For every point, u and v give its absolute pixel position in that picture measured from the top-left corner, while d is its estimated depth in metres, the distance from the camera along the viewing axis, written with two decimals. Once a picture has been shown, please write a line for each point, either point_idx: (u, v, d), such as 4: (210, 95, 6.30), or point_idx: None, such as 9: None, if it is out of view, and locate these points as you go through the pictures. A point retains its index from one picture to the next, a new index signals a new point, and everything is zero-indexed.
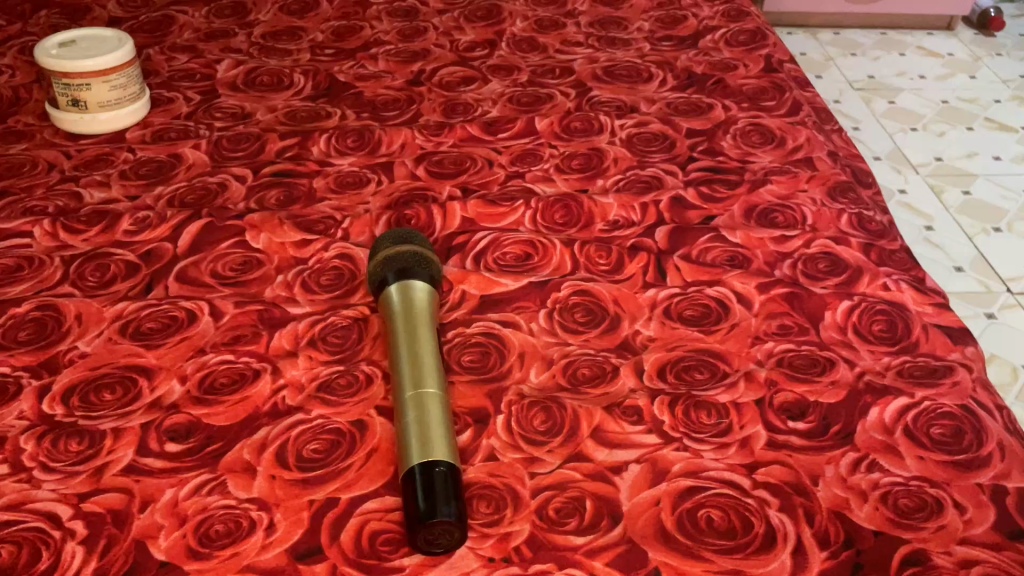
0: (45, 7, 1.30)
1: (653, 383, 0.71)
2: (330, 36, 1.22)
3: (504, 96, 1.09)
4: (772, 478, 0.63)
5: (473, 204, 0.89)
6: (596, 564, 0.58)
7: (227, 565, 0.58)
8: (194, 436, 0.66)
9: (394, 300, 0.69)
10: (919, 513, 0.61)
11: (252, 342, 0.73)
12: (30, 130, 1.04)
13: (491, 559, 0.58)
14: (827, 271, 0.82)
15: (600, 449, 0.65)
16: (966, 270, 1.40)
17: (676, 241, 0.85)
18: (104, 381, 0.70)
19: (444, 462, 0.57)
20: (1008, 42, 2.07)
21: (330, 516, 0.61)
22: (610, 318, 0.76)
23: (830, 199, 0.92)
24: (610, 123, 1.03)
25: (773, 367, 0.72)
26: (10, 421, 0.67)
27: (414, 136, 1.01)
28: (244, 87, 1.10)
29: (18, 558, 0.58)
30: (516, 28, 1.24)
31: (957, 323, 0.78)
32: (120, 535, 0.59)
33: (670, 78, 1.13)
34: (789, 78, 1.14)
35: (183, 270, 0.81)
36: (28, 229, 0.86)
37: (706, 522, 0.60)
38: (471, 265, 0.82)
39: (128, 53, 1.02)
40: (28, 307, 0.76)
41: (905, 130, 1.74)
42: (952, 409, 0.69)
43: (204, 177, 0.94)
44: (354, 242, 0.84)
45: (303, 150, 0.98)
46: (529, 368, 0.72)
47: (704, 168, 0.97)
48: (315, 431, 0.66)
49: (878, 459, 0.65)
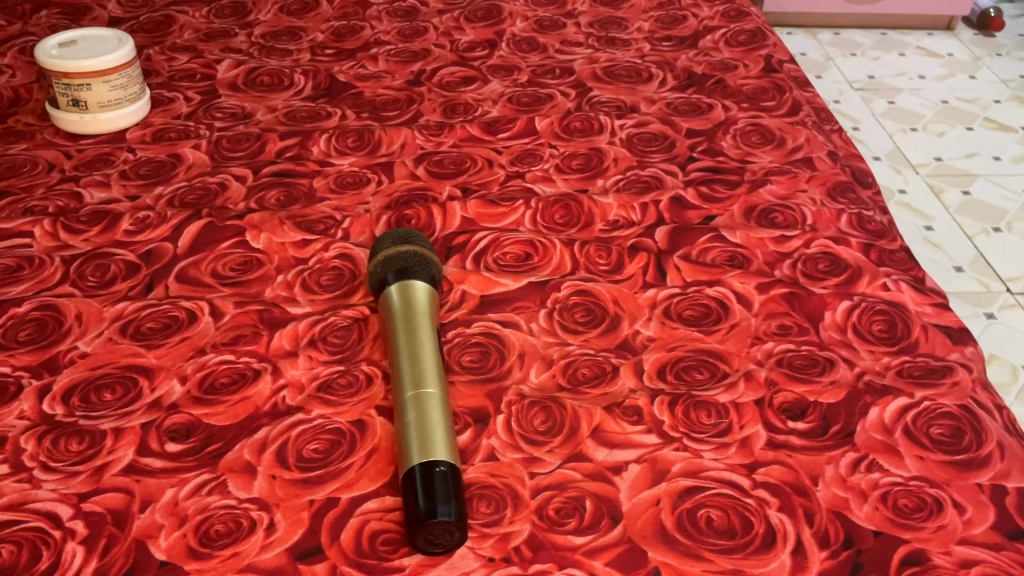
0: (45, 7, 1.30)
1: (653, 383, 0.71)
2: (330, 36, 1.22)
3: (504, 96, 1.09)
4: (771, 477, 0.63)
5: (473, 204, 0.89)
6: (597, 563, 0.58)
7: (227, 565, 0.58)
8: (194, 436, 0.66)
9: (395, 300, 0.69)
10: (918, 513, 0.61)
11: (252, 342, 0.73)
12: (31, 130, 1.04)
13: (491, 559, 0.58)
14: (827, 271, 0.82)
15: (599, 449, 0.65)
16: (965, 270, 1.40)
17: (676, 241, 0.85)
18: (104, 381, 0.70)
19: (444, 462, 0.57)
20: (1008, 42, 2.07)
21: (330, 516, 0.61)
22: (610, 318, 0.76)
23: (830, 199, 0.92)
24: (610, 123, 1.04)
25: (772, 367, 0.72)
26: (10, 421, 0.67)
27: (415, 136, 1.01)
28: (244, 87, 1.10)
29: (18, 558, 0.58)
30: (516, 28, 1.24)
31: (956, 323, 0.78)
32: (121, 534, 0.59)
33: (671, 78, 1.13)
34: (789, 78, 1.14)
35: (183, 270, 0.81)
36: (28, 229, 0.86)
37: (706, 522, 0.60)
38: (472, 265, 0.82)
39: (128, 53, 1.02)
40: (28, 307, 0.77)
41: (905, 130, 1.74)
42: (952, 410, 0.69)
43: (204, 177, 0.94)
44: (354, 242, 0.85)
45: (303, 150, 0.99)
46: (530, 368, 0.72)
47: (704, 168, 0.97)
48: (316, 431, 0.66)
49: (877, 459, 0.65)
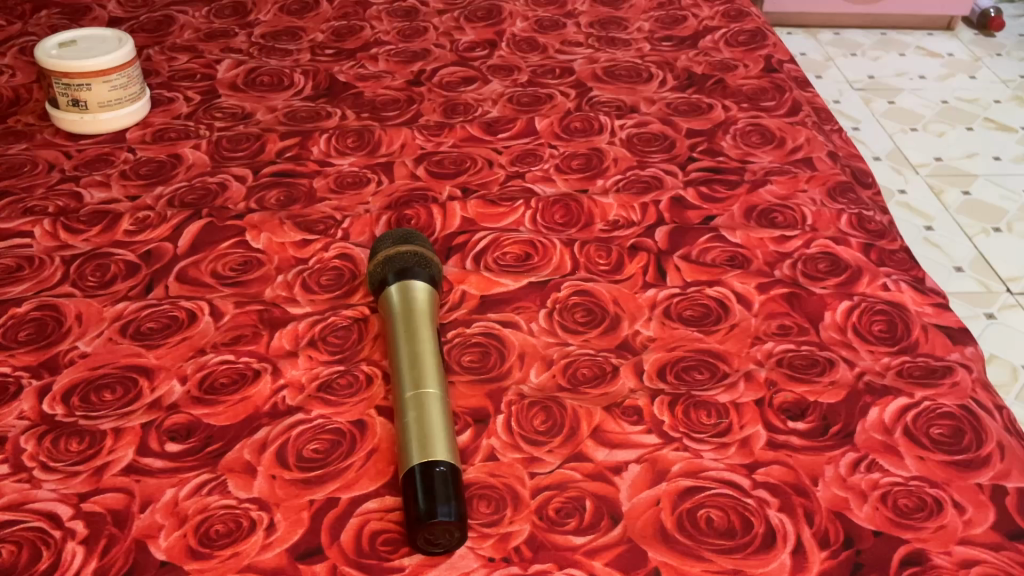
0: (45, 7, 1.30)
1: (653, 383, 0.71)
2: (330, 37, 1.22)
3: (504, 96, 1.09)
4: (772, 478, 0.63)
5: (473, 204, 0.89)
6: (597, 563, 0.58)
7: (227, 565, 0.58)
8: (194, 436, 0.66)
9: (395, 300, 0.69)
10: (918, 513, 0.61)
11: (252, 342, 0.73)
12: (31, 130, 1.04)
13: (491, 559, 0.58)
14: (826, 271, 0.82)
15: (599, 449, 0.65)
16: (965, 270, 1.40)
17: (675, 241, 0.85)
18: (104, 381, 0.70)
19: (444, 462, 0.57)
20: (1007, 42, 2.07)
21: (330, 516, 0.61)
22: (610, 317, 0.77)
23: (830, 199, 0.92)
24: (610, 123, 1.04)
25: (772, 367, 0.72)
26: (10, 421, 0.67)
27: (415, 136, 1.01)
28: (244, 87, 1.10)
29: (18, 559, 0.58)
30: (516, 28, 1.25)
31: (956, 323, 0.78)
32: (121, 534, 0.59)
33: (671, 78, 1.13)
34: (789, 78, 1.14)
35: (183, 270, 0.81)
36: (28, 229, 0.86)
37: (707, 522, 0.60)
38: (472, 265, 0.82)
39: (128, 53, 1.01)
40: (28, 307, 0.77)
41: (905, 130, 1.74)
42: (952, 410, 0.69)
43: (204, 177, 0.94)
44: (354, 242, 0.85)
45: (303, 150, 0.99)
46: (530, 368, 0.72)
47: (704, 168, 0.97)
48: (316, 431, 0.66)
49: (877, 459, 0.65)
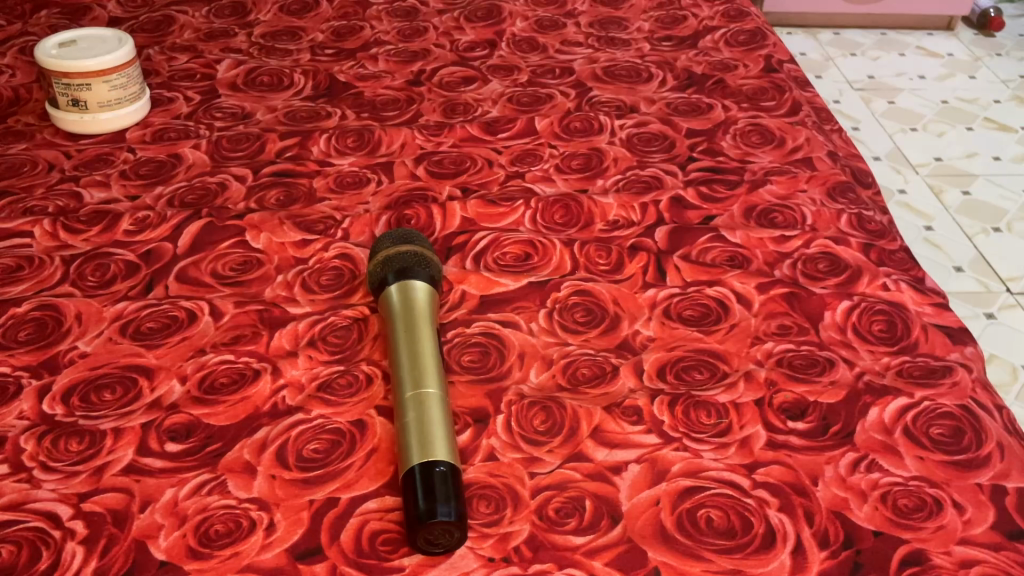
0: (46, 7, 1.30)
1: (653, 383, 0.71)
2: (330, 36, 1.22)
3: (504, 96, 1.09)
4: (772, 478, 0.63)
5: (473, 204, 0.89)
6: (597, 564, 0.58)
7: (226, 565, 0.58)
8: (194, 436, 0.66)
9: (394, 300, 0.69)
10: (918, 513, 0.61)
11: (252, 342, 0.73)
12: (31, 130, 1.04)
13: (491, 559, 0.58)
14: (826, 272, 0.82)
15: (599, 449, 0.65)
16: (965, 270, 1.40)
17: (675, 241, 0.85)
18: (104, 381, 0.70)
19: (444, 462, 0.57)
20: (1007, 42, 2.07)
21: (329, 516, 0.61)
22: (610, 317, 0.77)
23: (830, 199, 0.92)
24: (610, 123, 1.04)
25: (772, 368, 0.72)
26: (10, 421, 0.67)
27: (415, 136, 1.01)
28: (244, 87, 1.10)
29: (18, 558, 0.58)
30: (516, 28, 1.24)
31: (956, 323, 0.78)
32: (121, 534, 0.59)
33: (671, 78, 1.13)
34: (789, 78, 1.14)
35: (183, 270, 0.81)
36: (28, 229, 0.86)
37: (706, 522, 0.60)
38: (472, 265, 0.82)
39: (128, 53, 1.02)
40: (28, 307, 0.76)
41: (905, 130, 1.74)
42: (952, 410, 0.69)
43: (204, 177, 0.94)
44: (354, 242, 0.85)
45: (303, 150, 0.98)
46: (530, 368, 0.72)
47: (704, 168, 0.97)
48: (316, 430, 0.66)
49: (877, 459, 0.65)
